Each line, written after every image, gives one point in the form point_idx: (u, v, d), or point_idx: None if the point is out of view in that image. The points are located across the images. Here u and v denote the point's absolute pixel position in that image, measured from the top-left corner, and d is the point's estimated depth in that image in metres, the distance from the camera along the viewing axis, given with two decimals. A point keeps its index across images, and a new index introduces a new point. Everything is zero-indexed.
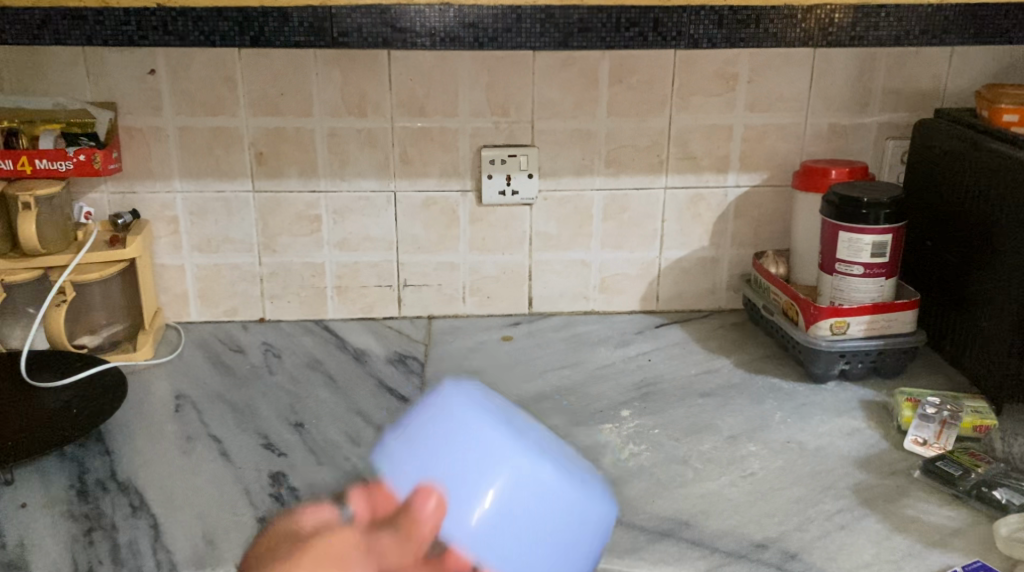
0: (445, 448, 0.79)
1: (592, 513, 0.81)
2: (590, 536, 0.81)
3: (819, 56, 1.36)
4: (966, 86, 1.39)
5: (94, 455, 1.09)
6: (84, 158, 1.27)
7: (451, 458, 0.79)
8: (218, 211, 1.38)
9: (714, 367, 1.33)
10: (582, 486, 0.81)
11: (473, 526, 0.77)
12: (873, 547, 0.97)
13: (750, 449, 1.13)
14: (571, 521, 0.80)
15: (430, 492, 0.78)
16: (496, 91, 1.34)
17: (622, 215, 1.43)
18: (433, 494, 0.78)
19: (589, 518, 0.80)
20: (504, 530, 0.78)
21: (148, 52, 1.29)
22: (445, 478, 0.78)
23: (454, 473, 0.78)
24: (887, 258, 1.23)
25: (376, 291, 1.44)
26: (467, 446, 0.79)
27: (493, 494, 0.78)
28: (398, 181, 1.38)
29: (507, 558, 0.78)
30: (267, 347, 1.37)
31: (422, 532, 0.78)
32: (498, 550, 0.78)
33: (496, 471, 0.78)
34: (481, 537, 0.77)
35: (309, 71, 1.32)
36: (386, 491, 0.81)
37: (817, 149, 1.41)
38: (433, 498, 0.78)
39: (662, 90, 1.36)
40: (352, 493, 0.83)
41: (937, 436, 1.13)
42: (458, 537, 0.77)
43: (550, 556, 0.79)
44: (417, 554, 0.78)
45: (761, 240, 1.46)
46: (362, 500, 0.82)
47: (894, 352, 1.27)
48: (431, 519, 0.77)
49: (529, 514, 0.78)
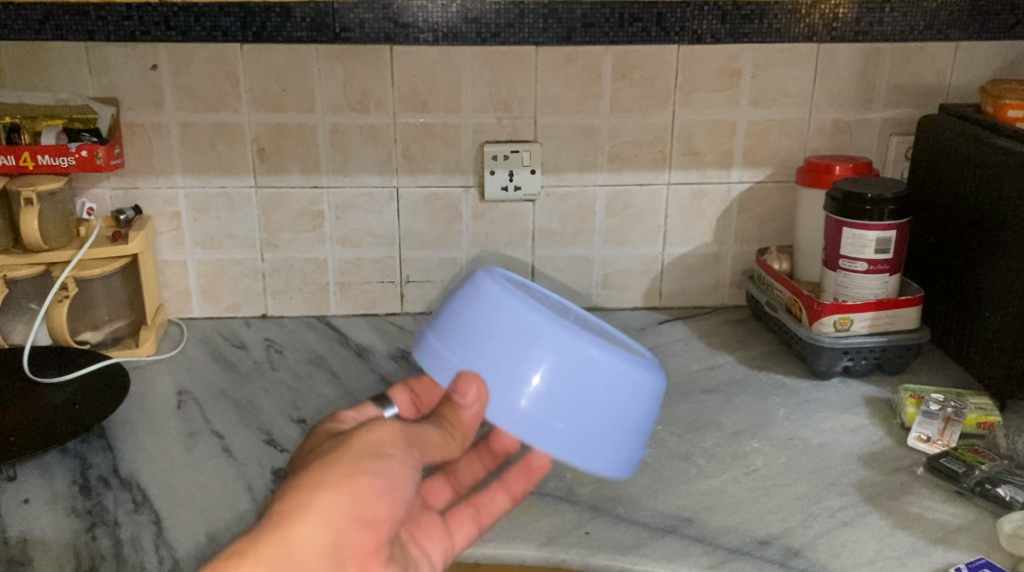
0: (487, 331, 0.84)
1: (638, 381, 0.86)
2: (636, 403, 0.86)
3: (823, 52, 1.36)
4: (971, 82, 1.38)
5: (96, 451, 1.09)
6: (87, 154, 1.25)
7: (494, 338, 0.84)
8: (220, 207, 1.38)
9: (718, 363, 1.33)
10: (626, 358, 0.85)
11: (527, 400, 0.82)
12: (876, 543, 0.97)
13: (753, 446, 1.13)
14: (621, 389, 0.84)
15: (471, 382, 0.82)
16: (499, 87, 1.34)
17: (625, 211, 1.42)
18: (476, 381, 0.82)
19: (640, 387, 0.86)
20: (556, 400, 0.82)
21: (150, 48, 1.29)
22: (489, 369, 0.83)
23: (498, 352, 0.83)
24: (891, 254, 1.23)
25: (379, 287, 1.44)
26: (507, 325, 0.84)
27: (541, 366, 0.82)
28: (400, 177, 1.38)
29: (564, 425, 0.83)
30: (269, 343, 1.37)
31: (465, 416, 0.82)
32: (557, 423, 0.82)
33: (542, 344, 0.83)
34: (535, 407, 0.82)
35: (310, 67, 1.31)
36: (424, 385, 0.92)
37: (821, 145, 1.41)
38: (481, 379, 0.82)
39: (665, 85, 1.36)
40: (391, 391, 0.92)
41: (941, 433, 1.13)
42: (513, 411, 0.82)
43: (601, 424, 0.84)
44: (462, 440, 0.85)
45: (765, 236, 1.46)
46: (404, 397, 0.92)
47: (897, 349, 1.26)
48: (478, 401, 0.82)
49: (578, 391, 0.83)
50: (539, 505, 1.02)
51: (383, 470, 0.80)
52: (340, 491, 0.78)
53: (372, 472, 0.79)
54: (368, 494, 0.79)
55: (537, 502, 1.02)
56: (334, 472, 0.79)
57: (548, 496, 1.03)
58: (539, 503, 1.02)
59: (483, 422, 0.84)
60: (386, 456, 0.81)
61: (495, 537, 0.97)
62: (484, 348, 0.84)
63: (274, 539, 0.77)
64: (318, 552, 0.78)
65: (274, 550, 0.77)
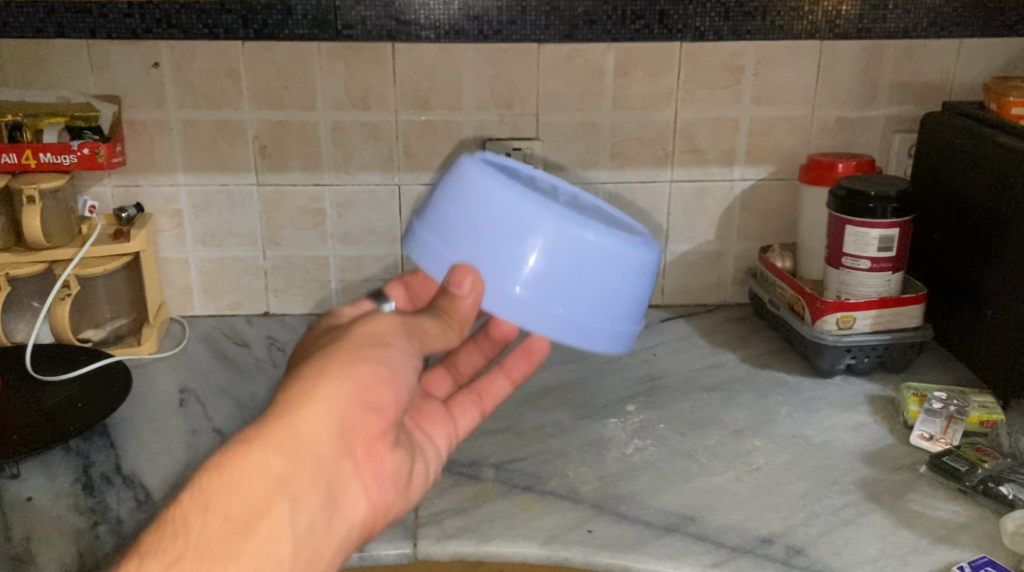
0: (478, 218, 0.81)
1: (634, 258, 0.84)
2: (631, 282, 0.84)
3: (826, 49, 1.35)
4: (974, 79, 1.38)
5: (98, 449, 1.09)
6: (89, 151, 1.25)
7: (485, 227, 0.80)
8: (221, 205, 1.38)
9: (720, 361, 1.33)
10: (618, 235, 0.83)
11: (524, 287, 0.80)
12: (879, 541, 0.97)
13: (755, 444, 1.13)
14: (617, 265, 0.83)
15: (466, 272, 0.79)
16: (501, 84, 1.34)
17: (627, 208, 1.42)
18: (470, 274, 0.79)
19: (634, 261, 0.84)
20: (551, 285, 0.80)
21: (152, 45, 1.29)
22: (482, 258, 0.80)
23: (490, 239, 0.80)
24: (894, 252, 1.23)
25: (381, 284, 1.44)
26: (495, 211, 0.80)
27: (535, 250, 0.80)
28: (402, 174, 1.38)
29: (563, 308, 0.81)
30: (272, 341, 1.37)
31: (464, 307, 0.80)
32: (557, 308, 0.81)
33: (534, 228, 0.80)
34: (533, 292, 0.80)
35: (312, 64, 1.31)
36: (419, 279, 0.90)
37: (823, 142, 1.41)
38: (475, 270, 0.79)
39: (667, 83, 1.35)
40: (385, 287, 0.91)
41: (943, 432, 1.12)
42: (511, 300, 0.80)
43: (601, 303, 0.83)
44: (463, 332, 0.82)
45: (767, 233, 1.46)
46: (398, 291, 0.90)
47: (901, 347, 1.26)
48: (475, 292, 0.79)
49: (575, 271, 0.81)
50: (541, 503, 1.02)
51: (386, 358, 0.78)
52: (344, 375, 0.75)
53: (376, 358, 0.77)
54: (376, 379, 0.76)
55: (539, 500, 1.02)
56: (335, 358, 0.76)
57: (550, 494, 1.03)
58: (541, 501, 1.02)
59: (483, 311, 0.83)
60: (388, 345, 0.79)
61: (497, 534, 0.97)
62: (476, 236, 0.81)
63: (279, 423, 0.73)
64: (326, 436, 0.74)
65: (280, 433, 0.73)
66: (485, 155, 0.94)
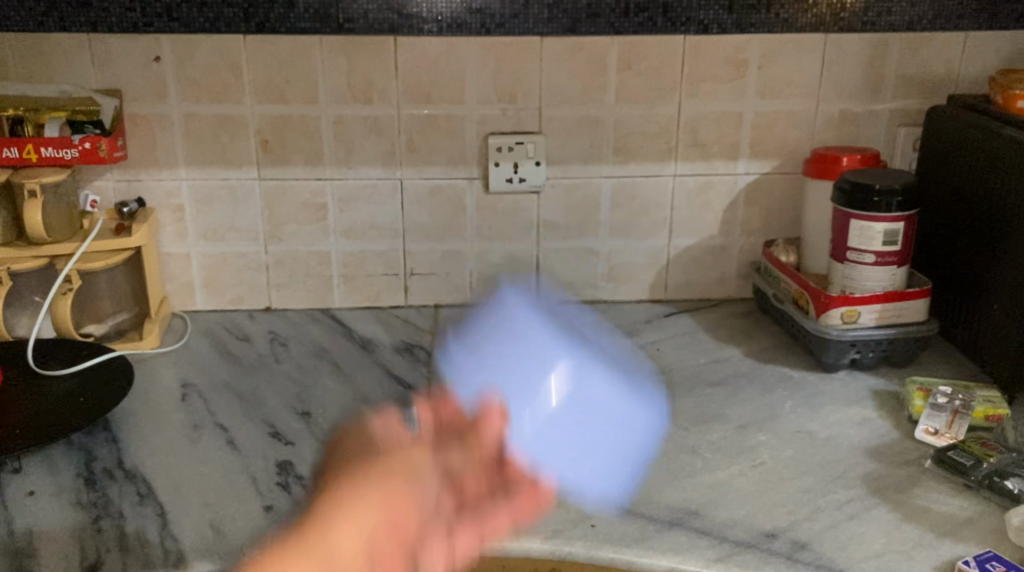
0: (497, 342, 0.62)
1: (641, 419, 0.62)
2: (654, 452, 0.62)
3: (831, 42, 1.35)
4: (980, 72, 1.37)
5: (100, 444, 1.09)
6: (90, 145, 1.26)
7: (500, 350, 0.62)
8: (223, 200, 1.37)
9: (724, 356, 1.32)
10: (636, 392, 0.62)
11: (526, 435, 0.62)
12: (883, 536, 0.96)
13: (759, 439, 1.12)
14: (639, 441, 0.61)
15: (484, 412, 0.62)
16: (503, 78, 1.33)
17: (630, 203, 1.42)
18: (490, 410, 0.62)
19: (652, 430, 0.62)
20: (553, 441, 0.61)
21: (153, 39, 1.28)
22: (495, 386, 0.62)
23: (504, 375, 0.61)
24: (899, 247, 1.22)
25: (383, 279, 1.44)
26: (518, 341, 0.62)
27: (553, 388, 0.61)
28: (404, 169, 1.37)
29: (564, 471, 0.61)
30: (273, 336, 1.37)
31: (485, 434, 0.63)
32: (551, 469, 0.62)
33: (549, 360, 0.61)
34: (535, 437, 0.62)
35: (314, 58, 1.31)
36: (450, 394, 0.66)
37: (827, 136, 1.40)
38: (494, 405, 0.62)
39: (671, 77, 1.35)
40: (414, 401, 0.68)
41: (948, 426, 1.12)
42: (522, 441, 0.62)
43: (609, 475, 0.61)
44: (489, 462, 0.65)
45: (771, 228, 1.45)
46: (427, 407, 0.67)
47: (905, 342, 1.26)
48: (491, 433, 0.62)
49: (585, 428, 0.61)
50: None
51: (419, 481, 0.66)
52: (377, 497, 0.65)
53: (405, 477, 0.65)
54: (407, 499, 0.65)
55: None
56: (372, 474, 0.66)
57: None
58: None
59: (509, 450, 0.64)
60: (414, 476, 0.65)
61: None
62: (486, 357, 0.62)
63: (314, 536, 0.66)
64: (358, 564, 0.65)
65: (313, 551, 0.65)
66: (505, 274, 0.70)
